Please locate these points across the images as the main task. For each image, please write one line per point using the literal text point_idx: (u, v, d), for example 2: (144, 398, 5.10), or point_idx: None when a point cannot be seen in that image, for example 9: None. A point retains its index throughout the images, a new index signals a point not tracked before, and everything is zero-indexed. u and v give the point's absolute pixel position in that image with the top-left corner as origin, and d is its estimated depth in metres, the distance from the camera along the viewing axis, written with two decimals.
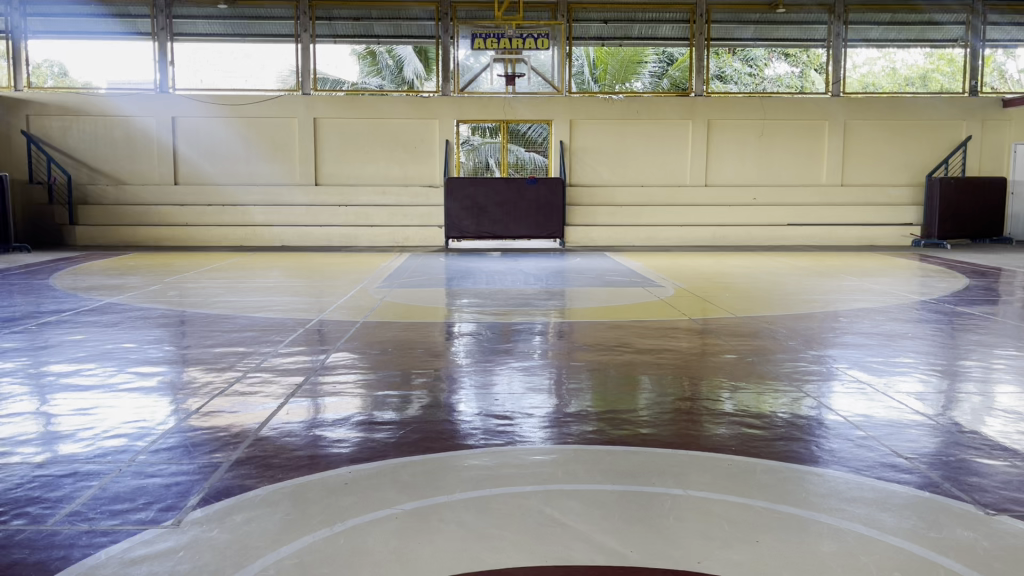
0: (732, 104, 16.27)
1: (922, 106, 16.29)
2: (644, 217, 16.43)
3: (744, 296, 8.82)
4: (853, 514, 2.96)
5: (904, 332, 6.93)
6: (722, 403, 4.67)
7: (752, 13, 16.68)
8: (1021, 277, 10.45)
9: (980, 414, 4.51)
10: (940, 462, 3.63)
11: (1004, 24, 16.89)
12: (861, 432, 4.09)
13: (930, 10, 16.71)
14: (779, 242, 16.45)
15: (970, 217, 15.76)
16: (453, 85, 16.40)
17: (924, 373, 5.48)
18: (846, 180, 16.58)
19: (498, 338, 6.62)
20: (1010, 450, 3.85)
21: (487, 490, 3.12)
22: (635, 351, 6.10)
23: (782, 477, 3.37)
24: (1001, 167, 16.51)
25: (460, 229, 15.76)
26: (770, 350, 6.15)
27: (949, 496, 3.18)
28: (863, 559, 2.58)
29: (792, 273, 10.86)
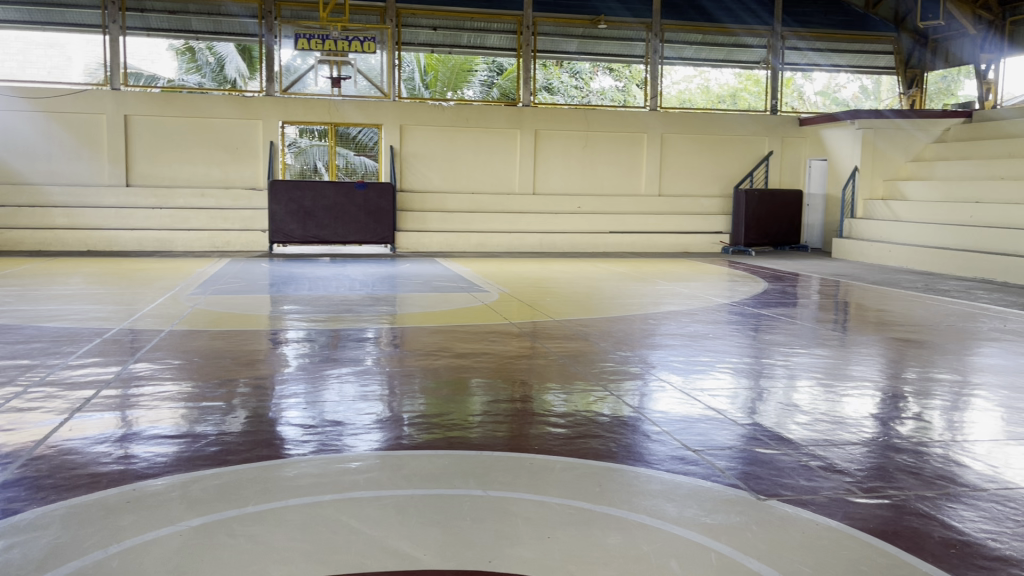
0: (558, 114, 16.78)
1: (731, 123, 17.42)
2: (475, 224, 16.59)
3: (566, 300, 9.12)
4: (641, 507, 3.14)
5: (706, 332, 7.39)
6: (549, 404, 4.79)
7: (576, 28, 17.32)
8: (814, 281, 11.40)
9: (766, 408, 4.89)
10: (725, 452, 3.94)
11: (804, 48, 18.41)
12: (657, 427, 4.33)
13: (738, 33, 18.08)
14: (602, 250, 16.99)
15: (772, 227, 16.99)
16: (277, 85, 15.97)
17: (722, 371, 5.86)
18: (664, 190, 17.52)
19: (324, 345, 6.46)
20: (787, 440, 4.21)
21: (282, 501, 3.03)
22: (454, 356, 6.14)
23: (579, 474, 3.49)
24: (798, 180, 17.82)
25: (285, 233, 15.24)
26: (584, 352, 6.37)
27: (729, 485, 3.46)
28: (645, 549, 2.74)
29: (612, 279, 11.33)
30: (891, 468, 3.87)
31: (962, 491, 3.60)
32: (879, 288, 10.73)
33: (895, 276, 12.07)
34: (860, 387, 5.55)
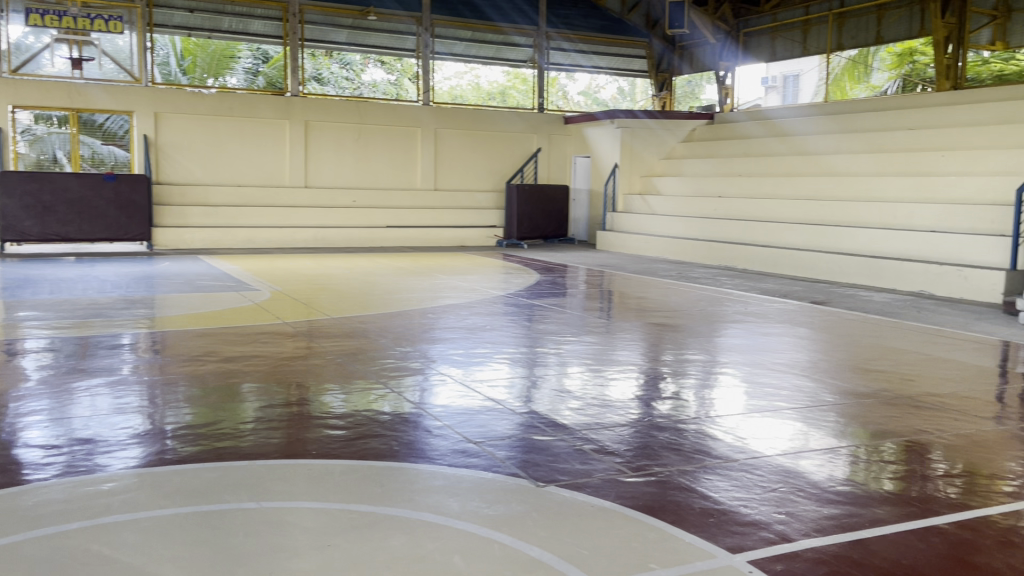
0: (328, 106, 16.35)
1: (501, 120, 17.90)
2: (241, 218, 15.72)
3: (341, 297, 8.89)
4: (423, 504, 3.11)
5: (483, 324, 7.52)
6: (328, 405, 4.62)
7: (345, 18, 17.17)
8: (582, 272, 11.98)
9: (541, 395, 5.05)
10: (506, 442, 4.00)
11: (569, 50, 19.30)
12: (438, 422, 4.32)
13: (507, 31, 18.64)
14: (378, 244, 16.82)
15: (542, 221, 17.54)
16: (4, 65, 14.31)
17: (499, 362, 5.98)
18: (439, 185, 17.65)
19: (71, 354, 5.81)
20: (562, 426, 4.36)
21: (20, 535, 2.67)
22: (222, 360, 5.76)
23: (359, 476, 3.39)
24: (564, 175, 18.66)
25: (19, 230, 13.61)
26: (362, 350, 6.23)
27: (510, 475, 3.52)
28: (429, 547, 2.71)
29: (389, 273, 11.23)
30: (656, 446, 4.13)
31: (716, 463, 3.92)
32: (640, 278, 11.48)
33: (653, 266, 12.97)
34: (625, 370, 5.89)
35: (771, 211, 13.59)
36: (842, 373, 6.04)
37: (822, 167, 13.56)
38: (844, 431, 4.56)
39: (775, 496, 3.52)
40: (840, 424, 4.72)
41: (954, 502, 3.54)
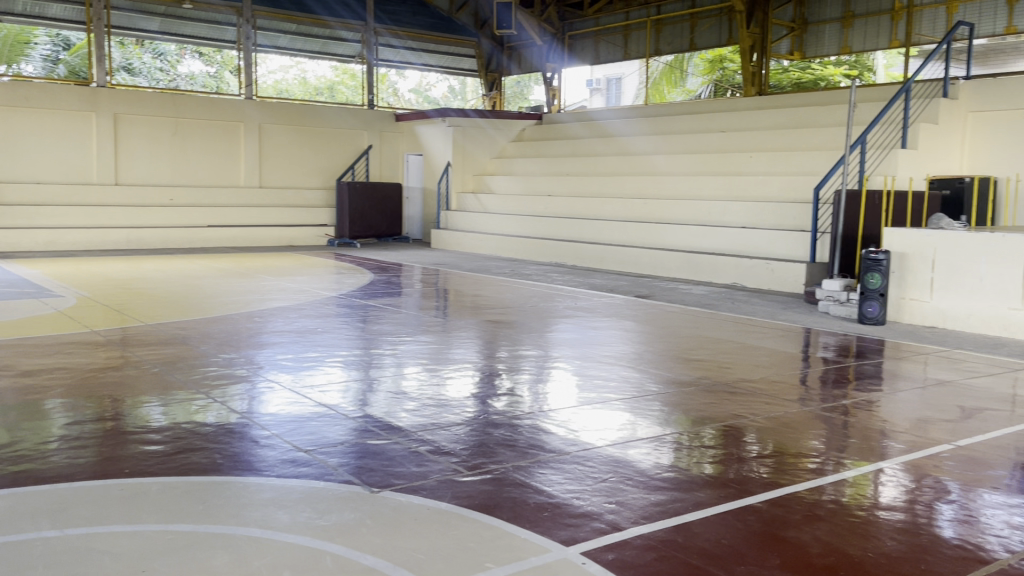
0: (141, 98, 15.35)
1: (330, 115, 17.48)
2: (41, 218, 14.42)
3: (159, 302, 8.34)
4: (249, 519, 2.95)
5: (314, 327, 7.30)
6: (145, 419, 4.32)
7: (158, 6, 16.13)
8: (416, 270, 11.90)
9: (376, 398, 4.95)
10: (340, 449, 3.88)
11: (399, 47, 19.01)
12: (266, 431, 4.14)
13: (333, 26, 18.14)
14: (200, 245, 15.94)
15: (374, 220, 17.23)
16: None
17: (332, 365, 5.81)
18: (264, 181, 16.99)
19: None
20: (397, 429, 4.30)
21: None
22: (20, 374, 5.25)
23: (179, 493, 3.18)
24: (396, 173, 18.48)
25: None
26: (183, 357, 5.88)
27: (342, 483, 3.42)
28: (255, 564, 2.57)
29: (212, 275, 10.67)
30: (490, 443, 4.15)
31: (549, 457, 3.99)
32: (474, 276, 11.54)
33: (486, 264, 13.11)
34: (461, 368, 5.90)
35: (598, 208, 14.07)
36: (666, 363, 6.35)
37: (643, 167, 14.20)
38: (669, 420, 4.78)
39: (605, 486, 3.63)
40: (665, 412, 4.95)
41: (767, 481, 3.79)
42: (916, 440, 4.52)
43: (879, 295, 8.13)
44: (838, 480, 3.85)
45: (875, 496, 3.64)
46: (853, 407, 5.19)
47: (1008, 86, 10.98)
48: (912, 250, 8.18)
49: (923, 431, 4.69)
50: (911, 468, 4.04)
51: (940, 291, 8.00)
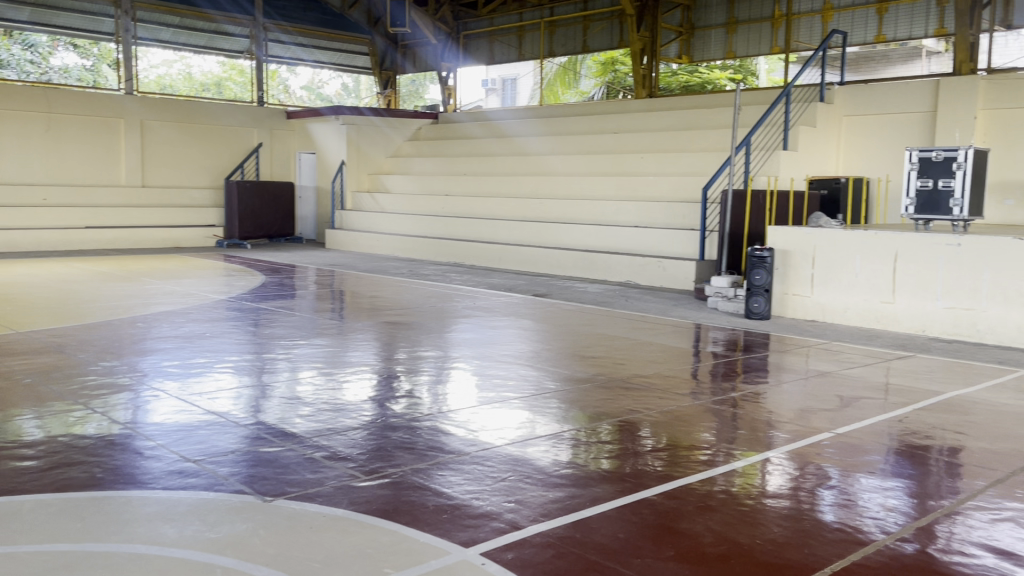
0: (9, 91, 14.45)
1: (218, 111, 16.90)
2: None
3: (31, 308, 7.86)
4: (133, 535, 2.81)
5: (202, 331, 7.03)
6: (16, 433, 4.05)
7: None
8: (310, 272, 11.64)
9: (270, 404, 4.81)
10: (231, 458, 3.75)
11: (288, 43, 18.60)
12: (151, 442, 3.96)
13: (219, 20, 17.51)
14: (78, 247, 15.12)
15: (266, 220, 16.76)
16: None
17: (222, 371, 5.61)
18: (147, 181, 16.28)
19: None
20: (291, 435, 4.18)
21: None
22: None
23: (55, 511, 3.00)
24: (288, 172, 18.03)
25: None
26: (59, 366, 5.55)
27: (233, 492, 3.30)
28: None
29: (91, 279, 10.12)
30: (389, 447, 4.10)
31: (448, 459, 3.97)
32: (370, 276, 11.37)
33: (383, 264, 12.94)
34: (359, 371, 5.80)
35: (495, 208, 14.12)
36: (562, 360, 6.43)
37: (539, 168, 14.34)
38: (566, 417, 4.84)
39: (504, 485, 3.63)
40: (562, 409, 5.00)
41: (661, 474, 3.89)
42: (799, 429, 4.72)
43: (764, 290, 8.47)
44: (728, 470, 3.98)
45: (762, 485, 3.78)
46: (741, 400, 5.39)
47: (878, 92, 11.64)
48: (794, 247, 8.56)
49: (805, 421, 4.91)
50: (795, 456, 4.22)
51: (820, 287, 8.41)
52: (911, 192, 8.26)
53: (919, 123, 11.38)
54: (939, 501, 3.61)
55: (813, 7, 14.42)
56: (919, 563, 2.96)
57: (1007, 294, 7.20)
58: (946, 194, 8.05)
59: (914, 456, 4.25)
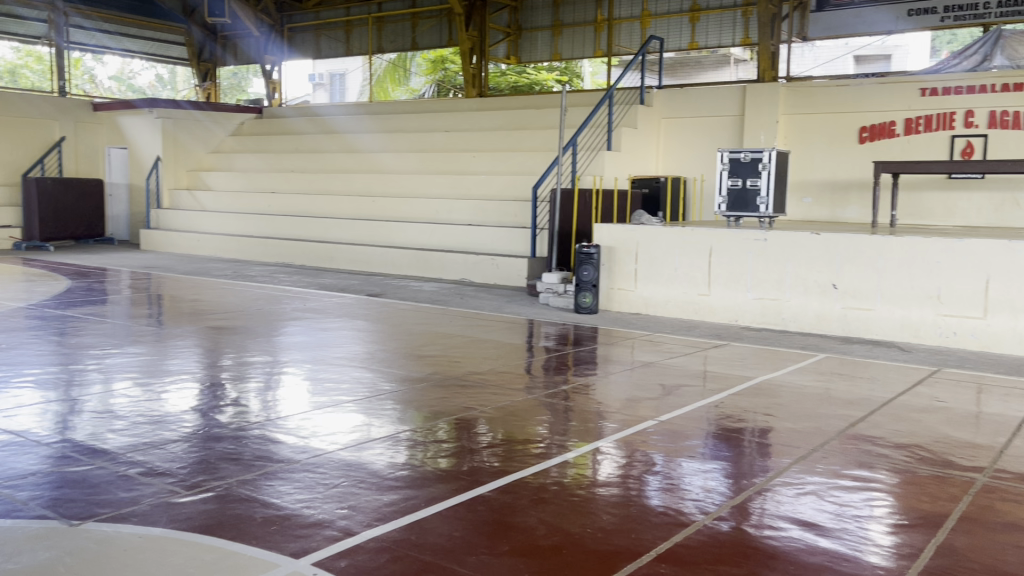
0: None
1: (16, 102, 15.53)
2: None
3: None
4: None
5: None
6: None
7: None
8: (124, 275, 10.88)
9: (78, 420, 4.44)
10: (33, 481, 3.43)
11: (90, 28, 17.34)
12: None
13: (8, 2, 16.05)
14: None
15: (72, 220, 15.51)
16: None
17: (22, 386, 5.12)
18: None
19: None
20: (102, 452, 3.89)
21: None
22: None
23: None
24: (96, 169, 16.78)
25: None
26: None
27: (34, 518, 3.02)
28: None
29: None
30: (212, 459, 3.89)
31: (278, 468, 3.82)
32: (191, 279, 10.77)
33: (205, 266, 12.31)
34: (180, 381, 5.47)
35: (324, 206, 13.77)
36: (397, 361, 6.36)
37: (370, 165, 14.13)
38: (402, 417, 4.78)
39: (337, 491, 3.54)
40: (397, 410, 4.94)
41: (496, 470, 3.92)
42: (627, 418, 4.92)
43: (592, 286, 8.76)
44: (561, 462, 4.08)
45: (594, 474, 3.90)
46: (572, 392, 5.54)
47: (692, 96, 12.35)
48: (619, 244, 8.92)
49: (632, 410, 5.12)
50: (623, 445, 4.38)
51: (643, 281, 8.81)
52: (723, 191, 8.84)
53: (728, 127, 12.17)
54: (753, 479, 3.87)
55: (632, 13, 15.11)
56: (735, 540, 3.16)
57: (806, 285, 7.83)
58: (753, 192, 8.67)
59: (730, 439, 4.52)
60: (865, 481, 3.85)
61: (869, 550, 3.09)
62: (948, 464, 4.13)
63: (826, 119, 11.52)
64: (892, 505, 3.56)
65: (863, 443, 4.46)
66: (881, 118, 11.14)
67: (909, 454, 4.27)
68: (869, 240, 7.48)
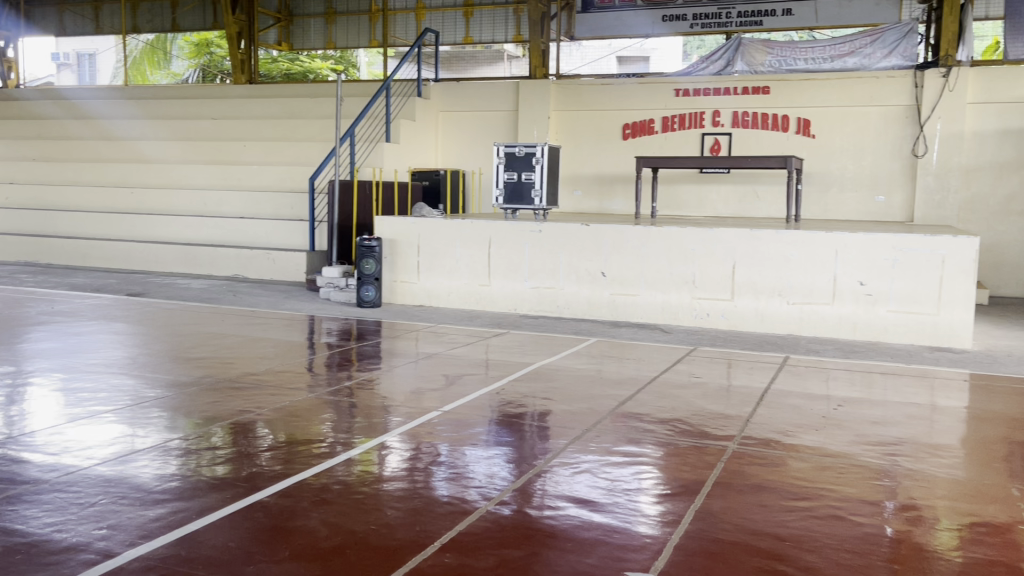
0: None
1: None
2: None
3: None
4: None
5: None
6: None
7: None
8: None
9: None
10: None
11: None
12: None
13: None
14: None
15: None
16: None
17: None
18: None
19: None
20: None
21: None
22: None
23: None
24: None
25: None
26: None
27: None
28: None
29: None
30: None
31: (23, 490, 3.42)
32: None
33: None
34: None
35: (75, 198, 12.53)
36: (164, 364, 5.93)
37: (129, 154, 13.03)
38: (172, 425, 4.46)
39: (93, 511, 3.23)
40: (165, 418, 4.60)
41: (275, 473, 3.76)
42: (412, 411, 4.91)
43: (374, 279, 8.66)
44: (346, 459, 3.99)
45: (379, 470, 3.84)
46: (356, 388, 5.44)
47: (468, 90, 12.56)
48: (400, 236, 8.90)
49: (416, 402, 5.12)
50: (408, 438, 4.36)
51: (425, 273, 8.84)
52: (500, 184, 9.07)
53: (503, 121, 12.53)
54: (533, 462, 4.00)
55: (407, 5, 15.10)
56: (516, 523, 3.24)
57: (579, 273, 8.23)
58: (529, 185, 8.98)
59: (511, 424, 4.65)
60: (634, 456, 4.11)
61: (638, 520, 3.29)
62: (704, 435, 4.51)
63: (594, 116, 12.16)
64: (657, 477, 3.82)
65: (631, 421, 4.76)
66: (642, 115, 11.93)
67: (671, 428, 4.62)
68: (633, 230, 7.98)
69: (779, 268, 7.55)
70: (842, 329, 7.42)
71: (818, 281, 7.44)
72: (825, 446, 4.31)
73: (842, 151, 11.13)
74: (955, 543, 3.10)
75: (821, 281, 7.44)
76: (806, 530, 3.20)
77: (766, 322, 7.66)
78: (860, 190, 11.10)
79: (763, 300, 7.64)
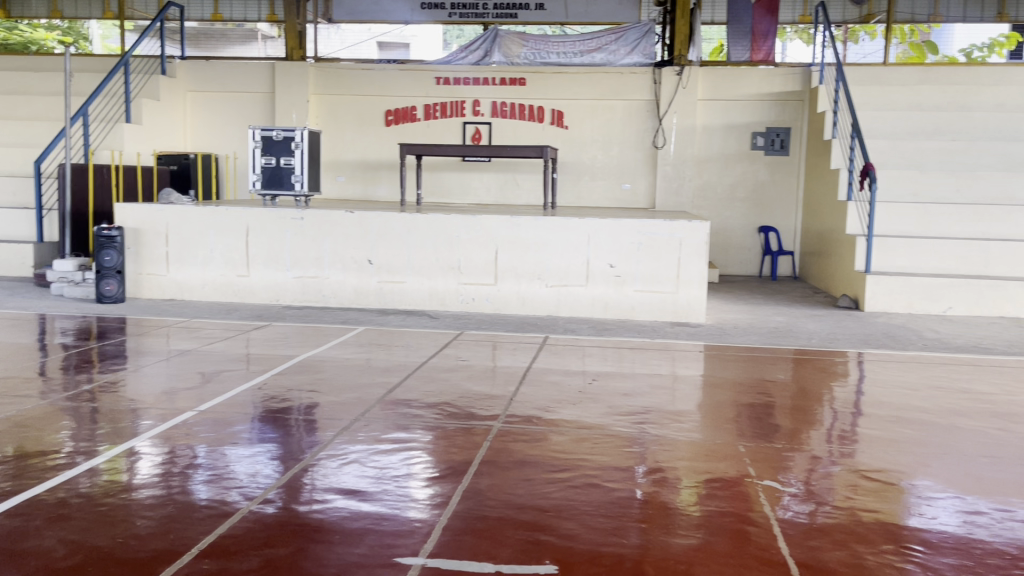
0: None
1: None
2: None
3: None
4: None
5: None
6: None
7: None
8: None
9: None
10: None
11: None
12: None
13: None
14: None
15: None
16: None
17: None
18: None
19: None
20: None
21: None
22: None
23: None
24: None
25: None
26: None
27: None
28: None
29: None
30: None
31: None
32: None
33: None
34: None
35: None
36: None
37: None
38: None
39: None
40: None
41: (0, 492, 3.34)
42: (163, 412, 4.57)
43: (116, 272, 7.95)
44: (88, 470, 3.64)
45: (128, 478, 3.54)
46: (96, 391, 4.97)
47: (218, 70, 11.88)
48: (146, 225, 8.25)
49: (169, 403, 4.78)
50: (160, 441, 4.06)
51: (176, 265, 8.27)
52: (256, 168, 8.65)
53: (258, 104, 11.99)
54: (298, 458, 3.87)
55: None
56: (282, 521, 3.13)
57: (344, 261, 8.08)
58: (288, 171, 8.66)
59: (275, 420, 4.46)
60: (403, 442, 4.11)
61: (407, 506, 3.30)
62: (471, 416, 4.61)
63: (355, 101, 11.97)
64: (427, 461, 3.85)
65: (400, 407, 4.76)
66: (403, 102, 11.91)
67: (439, 412, 4.67)
68: (398, 217, 7.97)
69: (537, 253, 7.88)
70: (595, 308, 7.90)
71: (572, 264, 7.86)
72: (581, 419, 4.57)
73: (593, 141, 11.82)
74: (695, 499, 3.41)
75: (575, 264, 7.86)
76: (566, 499, 3.38)
77: (527, 305, 7.98)
78: (609, 178, 11.85)
79: (524, 284, 7.95)
